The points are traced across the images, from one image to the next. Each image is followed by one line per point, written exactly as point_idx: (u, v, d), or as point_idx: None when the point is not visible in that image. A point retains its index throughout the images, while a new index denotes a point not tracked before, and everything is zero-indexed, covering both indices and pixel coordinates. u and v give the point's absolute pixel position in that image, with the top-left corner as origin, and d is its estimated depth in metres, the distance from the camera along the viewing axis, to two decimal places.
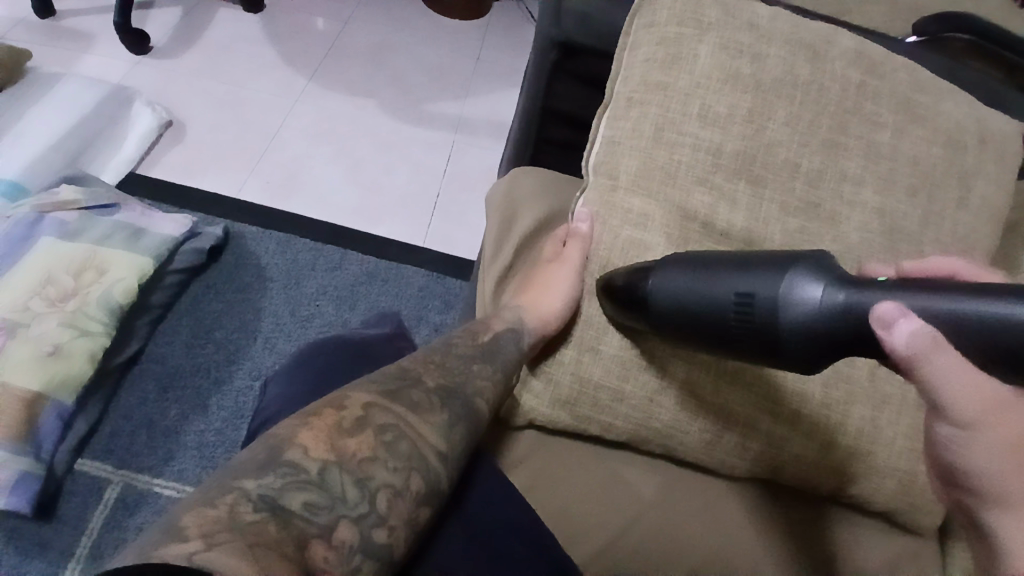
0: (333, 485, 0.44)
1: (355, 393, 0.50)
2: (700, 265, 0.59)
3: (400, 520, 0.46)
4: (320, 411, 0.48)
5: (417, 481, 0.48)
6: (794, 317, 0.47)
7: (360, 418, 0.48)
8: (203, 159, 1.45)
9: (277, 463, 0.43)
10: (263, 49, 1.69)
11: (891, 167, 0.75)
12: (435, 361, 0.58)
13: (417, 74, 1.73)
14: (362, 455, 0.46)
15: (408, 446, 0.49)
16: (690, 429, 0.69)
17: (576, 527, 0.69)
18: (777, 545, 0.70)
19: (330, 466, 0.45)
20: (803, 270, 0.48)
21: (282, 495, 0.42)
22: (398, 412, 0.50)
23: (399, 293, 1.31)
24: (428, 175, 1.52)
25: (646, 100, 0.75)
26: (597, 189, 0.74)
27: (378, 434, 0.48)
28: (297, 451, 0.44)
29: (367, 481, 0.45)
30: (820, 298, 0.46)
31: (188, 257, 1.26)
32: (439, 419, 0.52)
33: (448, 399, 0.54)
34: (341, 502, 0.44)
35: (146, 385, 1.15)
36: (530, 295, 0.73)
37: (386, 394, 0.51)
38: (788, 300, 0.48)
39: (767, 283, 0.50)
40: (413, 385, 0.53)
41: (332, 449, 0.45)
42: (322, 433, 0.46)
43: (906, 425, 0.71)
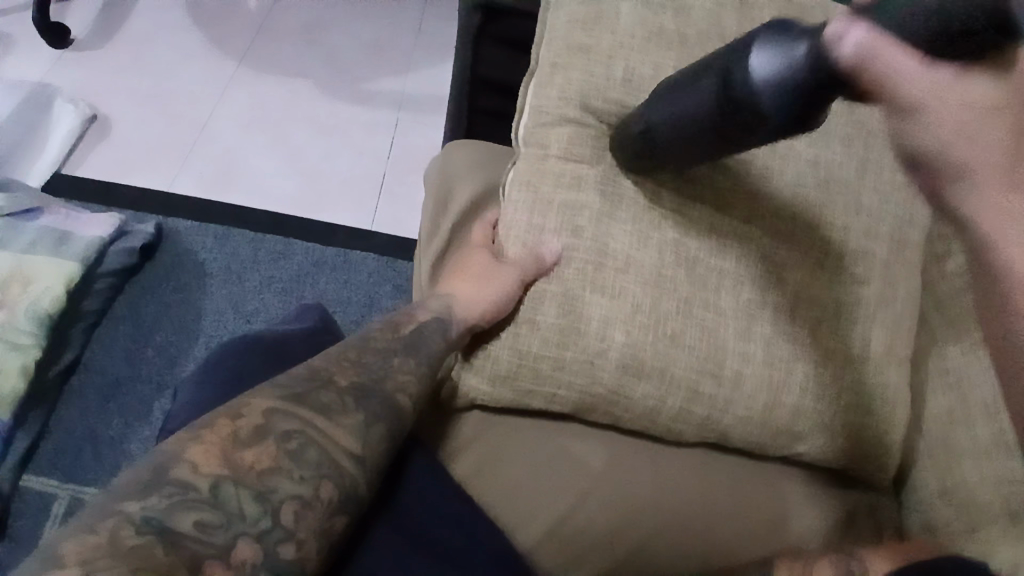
0: (227, 500, 0.46)
1: (256, 399, 0.51)
2: (669, 93, 0.61)
3: (309, 532, 0.48)
4: (214, 424, 0.49)
5: (328, 489, 0.49)
6: (772, 85, 0.49)
7: (259, 427, 0.50)
8: (133, 154, 1.38)
9: (162, 484, 0.45)
10: (190, 33, 1.60)
11: (822, 118, 0.73)
12: (349, 358, 0.58)
13: (356, 52, 1.63)
14: (261, 466, 0.48)
15: (316, 453, 0.50)
16: (634, 396, 0.67)
17: (520, 508, 0.67)
18: (730, 508, 0.70)
19: (224, 480, 0.46)
20: (772, 41, 0.50)
21: (170, 516, 0.44)
22: (305, 418, 0.51)
23: (349, 280, 1.27)
24: (372, 157, 1.45)
25: (570, 64, 0.72)
26: (526, 159, 0.71)
27: (281, 443, 0.49)
28: (184, 468, 0.46)
29: (269, 494, 0.47)
30: (788, 53, 0.48)
31: (119, 257, 1.20)
32: (352, 420, 0.53)
33: (364, 398, 0.55)
34: (240, 519, 0.45)
35: (86, 396, 1.10)
36: (461, 283, 0.70)
37: (290, 399, 0.52)
38: (753, 72, 0.50)
39: (736, 67, 0.52)
40: (324, 386, 0.54)
41: (226, 463, 0.47)
42: (214, 448, 0.47)
43: (850, 380, 0.69)
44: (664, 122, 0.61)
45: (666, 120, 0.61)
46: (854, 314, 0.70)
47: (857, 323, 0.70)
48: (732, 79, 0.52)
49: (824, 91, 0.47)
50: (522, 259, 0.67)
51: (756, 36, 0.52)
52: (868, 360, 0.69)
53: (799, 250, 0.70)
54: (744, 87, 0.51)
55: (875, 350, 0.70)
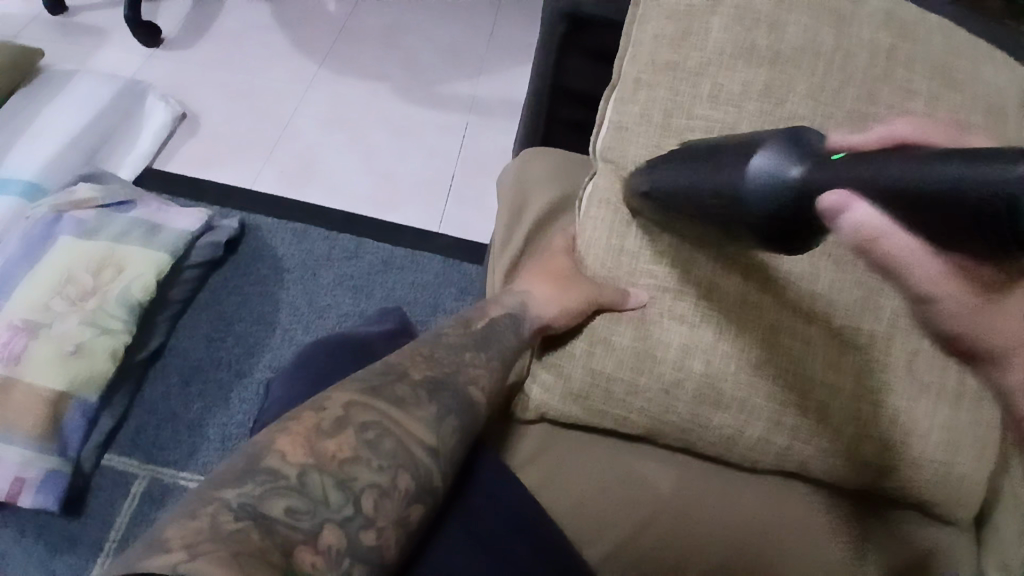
0: (313, 488, 0.46)
1: (337, 393, 0.52)
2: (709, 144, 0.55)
3: (389, 520, 0.47)
4: (300, 416, 0.50)
5: (405, 479, 0.49)
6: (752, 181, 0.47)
7: (340, 418, 0.50)
8: (218, 151, 1.45)
9: (256, 472, 0.45)
10: (274, 36, 1.67)
11: None
12: (423, 353, 0.59)
13: (430, 56, 1.67)
14: (343, 455, 0.48)
15: (393, 444, 0.50)
16: (708, 423, 0.66)
17: (588, 524, 0.67)
18: (804, 539, 0.67)
19: (309, 469, 0.46)
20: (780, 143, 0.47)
21: (262, 502, 0.44)
22: (380, 407, 0.52)
23: (416, 281, 1.29)
24: (442, 159, 1.47)
25: (655, 81, 0.71)
26: (605, 176, 0.71)
27: (359, 433, 0.49)
28: (276, 457, 0.46)
29: (350, 482, 0.47)
30: (780, 165, 0.45)
31: (205, 250, 1.26)
32: (426, 412, 0.53)
33: (437, 391, 0.55)
34: (324, 506, 0.45)
35: (170, 380, 1.16)
36: (538, 282, 0.70)
37: (367, 391, 0.53)
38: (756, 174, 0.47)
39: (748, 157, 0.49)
40: (397, 379, 0.55)
41: (311, 453, 0.47)
42: (300, 437, 0.48)
43: (943, 416, 0.64)
44: (665, 187, 0.60)
45: (664, 185, 0.60)
46: None
47: (953, 358, 0.65)
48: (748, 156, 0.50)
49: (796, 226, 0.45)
50: (603, 283, 0.67)
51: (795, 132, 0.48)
52: (963, 398, 0.65)
53: None
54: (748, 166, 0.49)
55: (970, 385, 0.65)
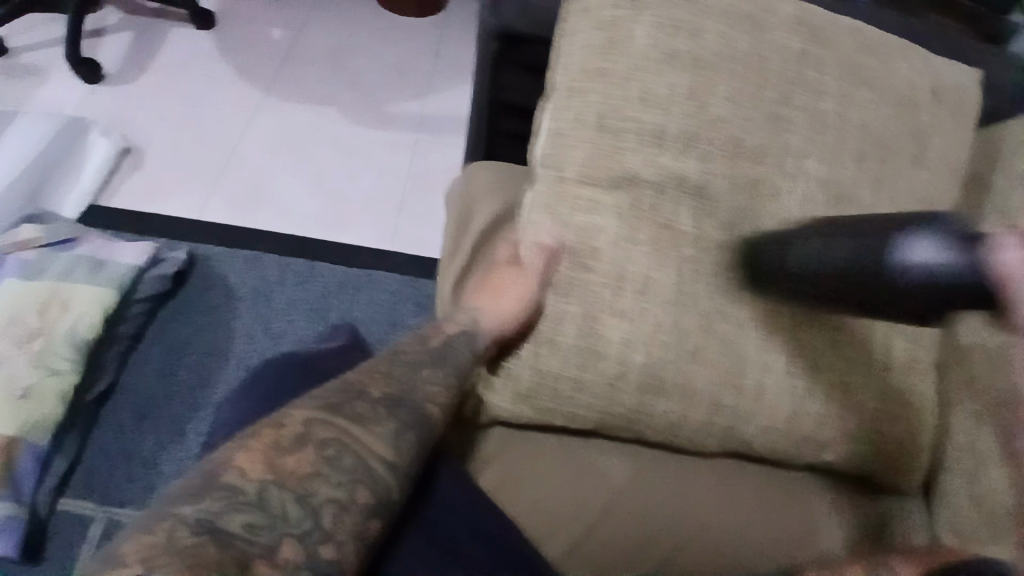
0: (272, 504, 0.46)
1: (296, 410, 0.51)
2: (853, 227, 0.59)
3: (348, 535, 0.47)
4: (259, 431, 0.49)
5: (364, 495, 0.49)
6: (915, 274, 0.52)
7: (300, 434, 0.50)
8: (166, 182, 1.43)
9: (213, 488, 0.45)
10: (217, 66, 1.67)
11: (836, 135, 0.73)
12: (381, 370, 0.58)
13: (377, 78, 1.68)
14: (302, 471, 0.48)
15: (352, 459, 0.50)
16: (654, 411, 0.69)
17: (551, 520, 0.68)
18: (756, 515, 0.71)
19: (268, 485, 0.46)
20: (928, 234, 0.53)
21: (220, 518, 0.44)
22: (340, 425, 0.51)
23: (372, 300, 1.29)
24: (393, 178, 1.49)
25: (586, 89, 0.74)
26: (543, 183, 0.73)
27: (320, 450, 0.49)
28: (234, 474, 0.46)
29: (309, 497, 0.47)
30: (941, 255, 0.51)
31: (152, 284, 1.24)
32: (385, 428, 0.53)
33: (395, 408, 0.55)
34: (283, 521, 0.45)
35: (123, 417, 1.14)
36: (488, 298, 0.74)
37: (327, 409, 0.52)
38: (910, 258, 0.53)
39: (898, 237, 0.54)
40: (358, 397, 0.54)
41: (269, 468, 0.47)
42: (259, 454, 0.48)
43: (873, 392, 0.70)
44: (803, 261, 0.61)
45: (809, 261, 0.61)
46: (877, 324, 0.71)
47: (877, 332, 0.71)
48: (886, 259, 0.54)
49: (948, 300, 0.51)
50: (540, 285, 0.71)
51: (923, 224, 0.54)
52: (892, 372, 0.71)
53: None
54: (893, 268, 0.54)
55: (897, 361, 0.71)
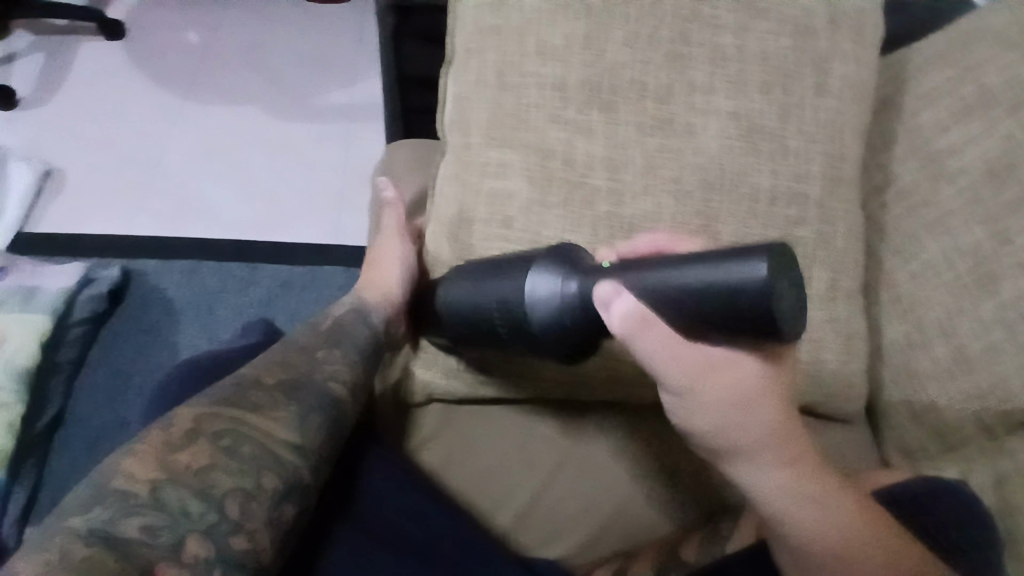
0: (169, 502, 0.46)
1: (184, 409, 0.52)
2: (489, 267, 0.62)
3: (259, 522, 0.49)
4: (145, 437, 0.50)
5: (270, 479, 0.50)
6: (545, 316, 0.53)
7: (189, 431, 0.50)
8: (90, 201, 1.39)
9: (105, 495, 0.45)
10: (132, 77, 1.60)
11: (738, 68, 0.72)
12: (275, 360, 0.59)
13: (299, 69, 1.63)
14: (198, 465, 0.48)
15: (251, 446, 0.51)
16: (585, 369, 0.69)
17: (497, 489, 0.70)
18: (699, 458, 0.72)
19: (162, 483, 0.47)
20: (547, 263, 0.55)
21: (115, 525, 0.44)
22: (233, 415, 0.52)
23: (319, 297, 1.27)
24: (327, 169, 1.45)
25: (484, 48, 0.71)
26: (453, 151, 0.71)
27: (215, 442, 0.50)
28: (124, 478, 0.46)
29: (209, 490, 0.48)
30: (558, 289, 0.52)
31: (87, 306, 1.21)
32: (284, 412, 0.54)
33: (295, 392, 0.57)
34: (186, 518, 0.46)
35: (76, 444, 1.12)
36: (368, 274, 0.75)
37: (217, 403, 0.53)
38: (534, 295, 0.54)
39: (528, 273, 0.56)
40: (251, 387, 0.55)
41: (161, 468, 0.47)
42: (150, 455, 0.48)
43: None
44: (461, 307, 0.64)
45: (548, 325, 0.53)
46: None
47: None
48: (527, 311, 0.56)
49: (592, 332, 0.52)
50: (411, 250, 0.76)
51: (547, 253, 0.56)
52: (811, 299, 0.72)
53: (729, 202, 0.70)
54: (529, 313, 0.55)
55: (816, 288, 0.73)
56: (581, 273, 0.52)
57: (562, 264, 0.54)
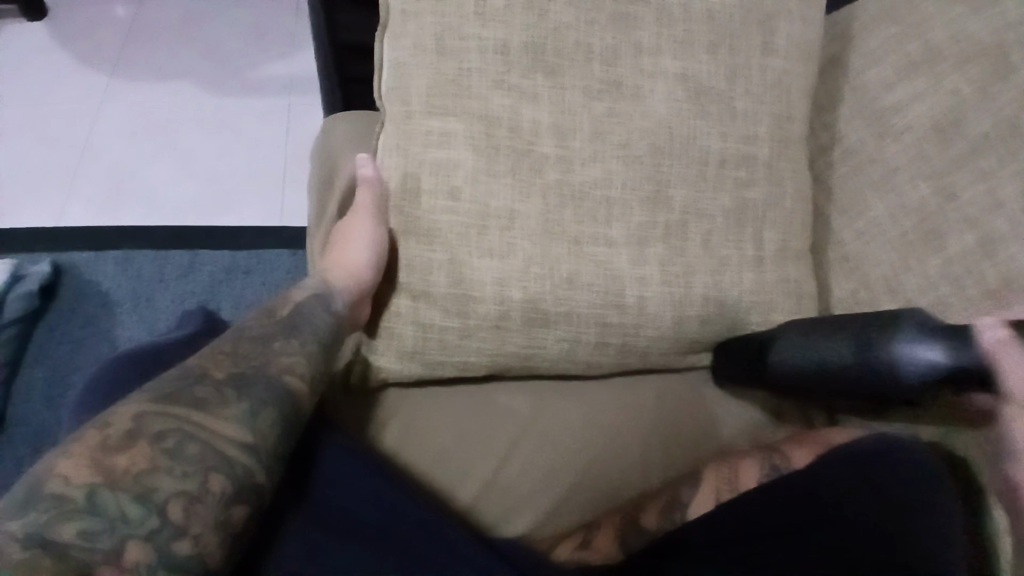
0: (106, 507, 0.43)
1: (123, 406, 0.48)
2: (824, 329, 0.63)
3: (205, 525, 0.45)
4: (83, 436, 0.46)
5: (219, 482, 0.47)
6: (914, 373, 0.54)
7: (129, 430, 0.46)
8: (14, 193, 1.30)
9: (39, 499, 0.42)
10: (51, 57, 1.49)
11: (685, 27, 0.71)
12: (224, 352, 0.55)
13: (234, 43, 1.55)
14: (138, 468, 0.45)
15: (197, 447, 0.47)
16: (548, 342, 0.68)
17: (456, 468, 0.68)
18: (657, 423, 0.72)
19: (99, 487, 0.43)
20: (904, 333, 0.55)
21: (50, 529, 0.41)
22: (179, 415, 0.48)
23: (268, 280, 1.23)
24: (270, 148, 1.39)
25: (422, 11, 0.68)
26: (393, 120, 0.68)
27: (156, 443, 0.46)
28: (57, 482, 0.43)
29: (150, 494, 0.44)
30: (925, 352, 0.53)
31: (18, 303, 1.15)
32: (235, 410, 0.50)
33: (246, 386, 0.52)
34: (124, 523, 0.43)
35: (18, 450, 1.06)
36: (336, 253, 0.68)
37: (159, 400, 0.49)
38: (906, 356, 0.54)
39: (884, 340, 0.56)
40: (197, 381, 0.51)
41: (98, 470, 0.44)
42: (84, 458, 0.44)
43: (750, 282, 0.71)
44: (803, 364, 0.63)
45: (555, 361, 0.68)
46: (745, 217, 0.71)
47: (747, 223, 0.72)
48: (867, 368, 0.57)
49: (880, 396, 0.57)
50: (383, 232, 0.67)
51: (898, 321, 0.57)
52: (765, 259, 0.72)
53: (680, 165, 0.69)
54: (890, 365, 0.55)
55: (770, 248, 0.72)
56: (954, 341, 0.53)
57: (884, 332, 0.57)
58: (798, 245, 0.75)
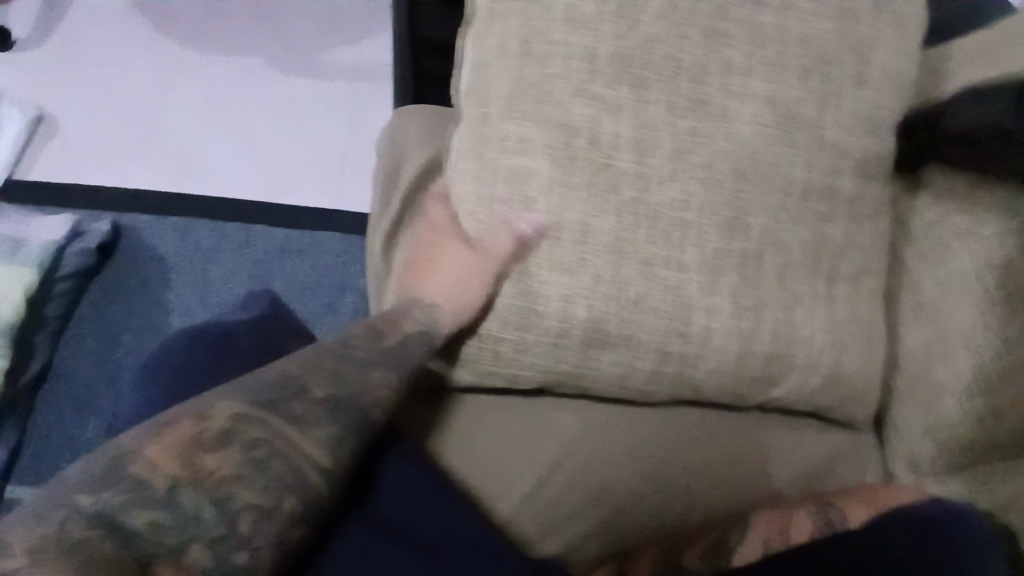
0: (184, 506, 0.44)
1: (223, 403, 0.49)
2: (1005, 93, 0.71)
3: (267, 540, 0.45)
4: (177, 423, 0.47)
5: (291, 503, 0.46)
6: None
7: (225, 431, 0.47)
8: (82, 151, 1.33)
9: (119, 478, 0.43)
10: (128, 20, 1.52)
11: (779, 49, 0.67)
12: (326, 368, 0.54)
13: (305, 24, 1.56)
14: (223, 472, 0.46)
15: (281, 465, 0.47)
16: (600, 365, 0.66)
17: (498, 480, 0.67)
18: (707, 458, 0.70)
19: (182, 485, 0.44)
20: None
21: (122, 511, 0.42)
22: (272, 425, 0.49)
23: (318, 263, 1.24)
24: (332, 132, 1.39)
25: (507, 12, 0.66)
26: (468, 122, 0.67)
27: (246, 452, 0.47)
28: (142, 466, 0.44)
29: (227, 502, 0.45)
30: None
31: (75, 260, 1.17)
32: (323, 433, 0.50)
33: (338, 412, 0.51)
34: (195, 524, 0.44)
35: (61, 403, 1.09)
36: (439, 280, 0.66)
37: (263, 406, 0.49)
38: None
39: None
40: (296, 396, 0.51)
41: (185, 467, 0.45)
42: (176, 449, 0.45)
43: (821, 324, 0.68)
44: (967, 124, 0.72)
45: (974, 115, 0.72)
46: (823, 256, 0.68)
47: (823, 262, 0.69)
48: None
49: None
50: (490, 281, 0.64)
51: None
52: (837, 300, 0.69)
53: (761, 194, 0.66)
54: None
55: (841, 290, 0.69)
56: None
57: None
58: (875, 290, 0.72)
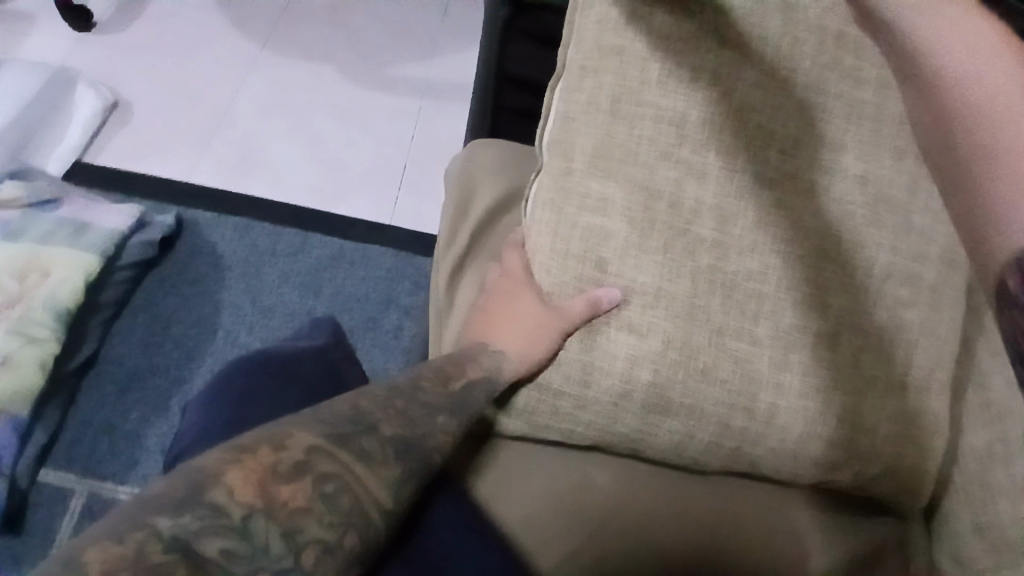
0: (256, 533, 0.42)
1: (298, 431, 0.49)
2: None
3: None
4: (257, 448, 0.46)
5: (352, 539, 0.46)
6: None
7: (300, 461, 0.47)
8: (152, 141, 1.36)
9: (197, 503, 0.42)
10: (208, 15, 1.56)
11: (874, 128, 0.66)
12: (395, 407, 0.55)
13: (378, 35, 1.58)
14: (294, 504, 0.45)
15: (349, 500, 0.47)
16: (659, 432, 0.65)
17: (541, 532, 0.66)
18: (755, 534, 0.68)
19: (256, 513, 0.43)
20: None
21: (197, 538, 0.41)
22: (344, 460, 0.49)
23: (367, 277, 1.25)
24: (394, 147, 1.40)
25: (600, 68, 0.67)
26: (550, 173, 0.68)
27: (317, 484, 0.47)
28: (221, 492, 0.43)
29: (296, 534, 0.44)
30: None
31: (136, 250, 1.20)
32: (390, 472, 0.51)
33: (404, 453, 0.52)
34: (263, 555, 0.42)
35: (105, 388, 1.12)
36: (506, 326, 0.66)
37: (334, 438, 0.50)
38: None
39: None
40: (367, 432, 0.52)
41: (260, 494, 0.44)
42: (253, 475, 0.45)
43: (888, 413, 0.64)
44: None
45: None
46: (894, 341, 0.64)
47: (896, 344, 0.64)
48: None
49: None
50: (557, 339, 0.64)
51: None
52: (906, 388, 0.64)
53: (842, 274, 0.65)
54: None
55: (914, 377, 0.65)
56: None
57: None
58: None
